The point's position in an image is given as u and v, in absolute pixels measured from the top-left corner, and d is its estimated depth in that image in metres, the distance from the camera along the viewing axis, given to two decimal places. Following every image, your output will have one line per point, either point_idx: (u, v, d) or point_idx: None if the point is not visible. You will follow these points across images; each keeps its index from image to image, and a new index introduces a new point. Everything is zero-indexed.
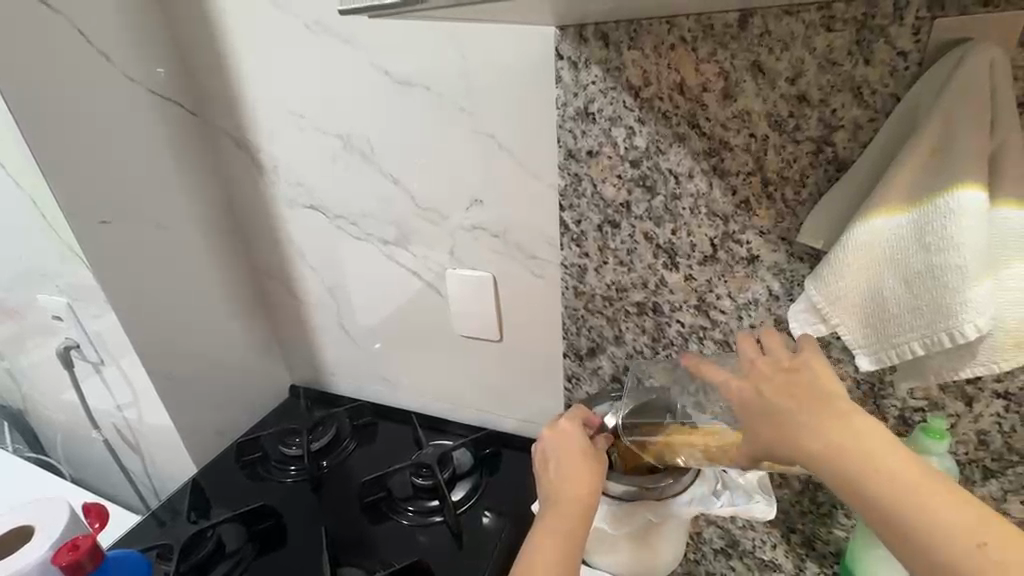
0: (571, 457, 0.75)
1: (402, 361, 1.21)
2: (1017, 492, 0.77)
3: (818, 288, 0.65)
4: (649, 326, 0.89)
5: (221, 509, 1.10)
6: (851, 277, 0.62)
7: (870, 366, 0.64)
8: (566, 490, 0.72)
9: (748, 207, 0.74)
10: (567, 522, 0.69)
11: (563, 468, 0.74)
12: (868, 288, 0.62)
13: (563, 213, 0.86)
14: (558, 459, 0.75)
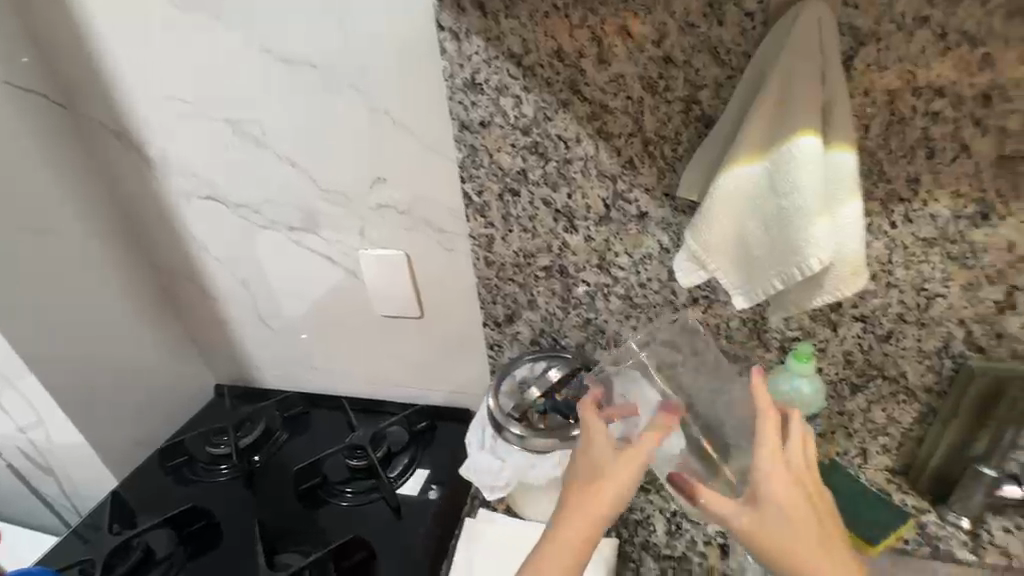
0: (594, 465, 0.66)
1: (327, 347, 1.20)
2: (878, 401, 0.89)
3: (693, 238, 0.71)
4: (558, 288, 0.94)
5: (148, 517, 1.07)
6: (719, 224, 0.68)
7: (745, 303, 0.71)
8: (578, 503, 0.64)
9: (633, 166, 0.78)
10: (573, 536, 0.62)
11: (582, 475, 0.66)
12: (733, 232, 0.69)
13: (464, 186, 0.88)
14: (581, 467, 0.67)
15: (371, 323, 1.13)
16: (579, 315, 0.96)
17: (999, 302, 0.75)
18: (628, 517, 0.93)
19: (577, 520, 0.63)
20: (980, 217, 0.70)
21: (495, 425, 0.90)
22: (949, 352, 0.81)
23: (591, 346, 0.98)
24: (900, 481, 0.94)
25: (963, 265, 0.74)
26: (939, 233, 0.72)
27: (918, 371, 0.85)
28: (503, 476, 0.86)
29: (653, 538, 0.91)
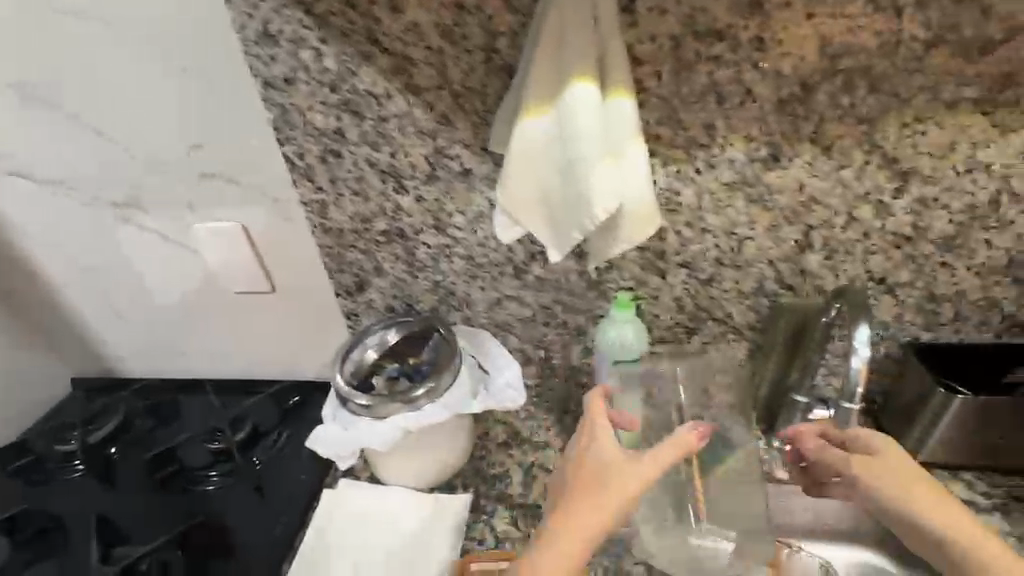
0: (597, 465, 0.63)
1: (178, 332, 1.12)
2: (713, 342, 0.93)
3: (501, 194, 0.69)
4: (401, 252, 0.92)
5: None
6: (520, 179, 0.67)
7: (558, 257, 0.71)
8: (573, 499, 0.61)
9: (448, 121, 0.76)
10: (573, 532, 0.58)
11: (581, 471, 0.63)
12: (537, 188, 0.68)
13: (283, 148, 0.83)
14: (584, 463, 0.64)
15: (221, 302, 1.06)
16: (428, 279, 0.95)
17: (798, 242, 0.80)
18: (486, 473, 0.96)
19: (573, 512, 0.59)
20: (772, 160, 0.73)
21: (339, 398, 0.87)
22: (764, 292, 0.86)
23: (444, 309, 0.98)
24: None
25: (765, 207, 0.77)
26: (739, 178, 0.75)
27: (742, 311, 0.89)
28: (346, 445, 0.85)
29: (507, 490, 0.93)
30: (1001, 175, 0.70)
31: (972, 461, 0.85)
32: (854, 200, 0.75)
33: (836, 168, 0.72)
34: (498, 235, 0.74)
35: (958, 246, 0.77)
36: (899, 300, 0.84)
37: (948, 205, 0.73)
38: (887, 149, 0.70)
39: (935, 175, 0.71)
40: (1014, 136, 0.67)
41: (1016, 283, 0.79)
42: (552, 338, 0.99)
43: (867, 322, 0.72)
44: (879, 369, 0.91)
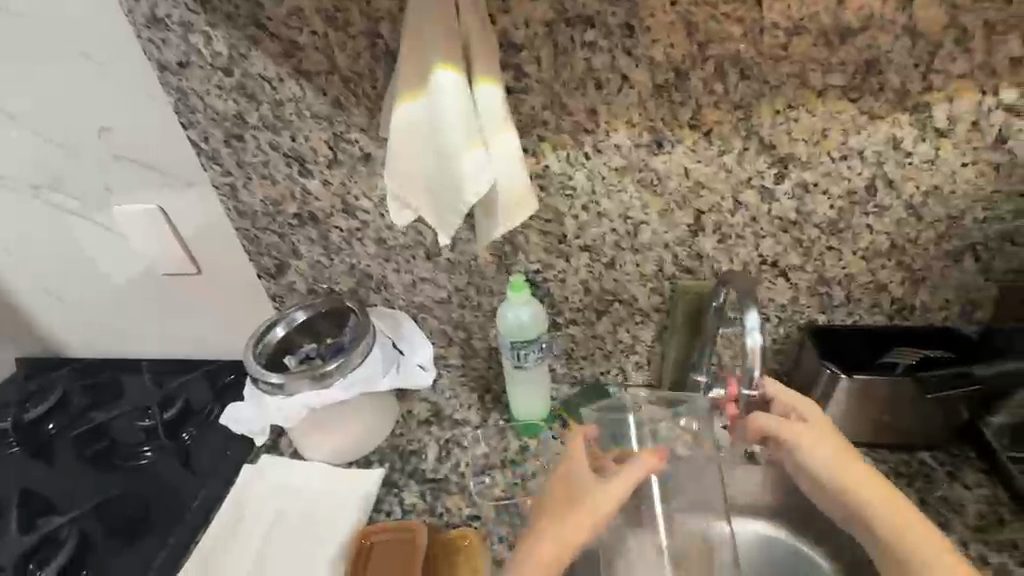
0: (572, 486, 0.66)
1: (107, 314, 1.13)
2: (622, 323, 0.95)
3: (387, 179, 0.70)
4: (315, 235, 0.93)
5: None
6: (403, 165, 0.68)
7: (447, 241, 0.73)
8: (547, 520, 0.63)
9: (342, 106, 0.77)
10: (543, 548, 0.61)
11: (557, 494, 0.66)
12: (423, 173, 0.69)
13: (187, 132, 0.84)
14: (561, 484, 0.67)
15: (149, 284, 1.08)
16: (344, 261, 0.96)
17: (691, 226, 0.82)
18: (403, 449, 0.98)
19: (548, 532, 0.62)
20: (656, 146, 0.75)
21: (250, 378, 0.89)
22: (664, 275, 0.88)
23: (363, 291, 0.99)
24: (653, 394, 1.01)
25: (655, 191, 0.79)
26: (627, 162, 0.77)
27: (646, 293, 0.91)
28: (257, 420, 0.89)
29: (421, 466, 0.96)
30: (873, 162, 0.73)
31: (865, 438, 0.87)
32: (737, 184, 0.77)
33: (716, 154, 0.74)
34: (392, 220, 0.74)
35: (841, 230, 0.79)
36: (792, 283, 0.85)
37: (827, 190, 0.76)
38: (763, 134, 0.72)
39: (811, 161, 0.73)
40: (882, 124, 0.70)
41: (901, 266, 0.81)
42: (471, 321, 1.00)
43: (755, 308, 0.68)
44: (783, 351, 0.91)
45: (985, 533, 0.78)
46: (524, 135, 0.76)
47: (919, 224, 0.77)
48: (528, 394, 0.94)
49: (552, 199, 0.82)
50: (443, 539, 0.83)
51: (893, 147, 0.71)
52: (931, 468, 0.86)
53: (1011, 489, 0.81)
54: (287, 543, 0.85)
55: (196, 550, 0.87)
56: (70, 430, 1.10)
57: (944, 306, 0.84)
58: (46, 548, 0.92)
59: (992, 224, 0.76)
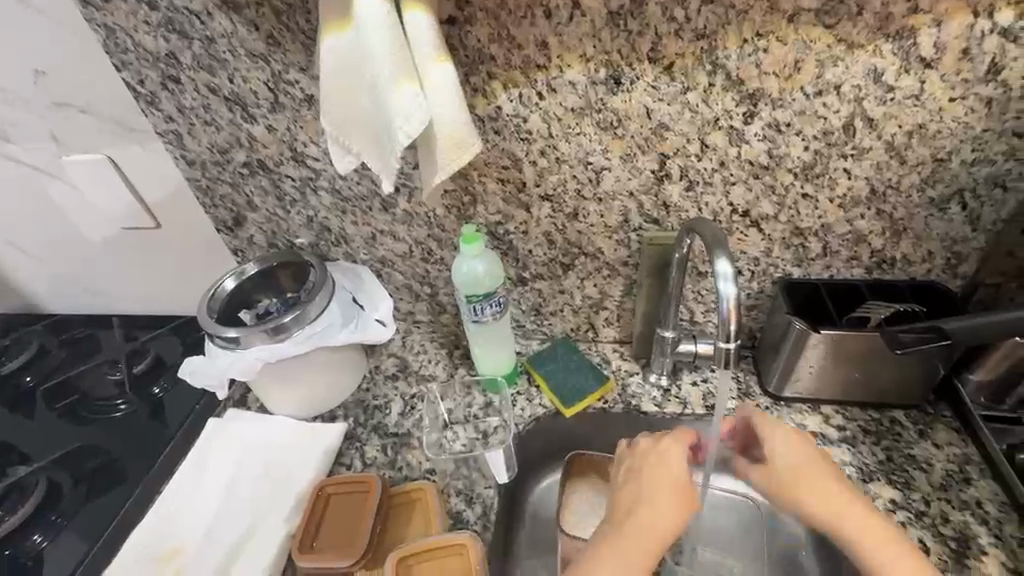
0: (669, 485, 0.69)
1: (77, 269, 1.13)
2: (589, 278, 0.90)
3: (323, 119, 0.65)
4: (268, 186, 0.89)
5: None
6: (336, 103, 0.63)
7: (390, 188, 0.67)
8: (649, 519, 0.66)
9: (277, 42, 0.73)
10: (635, 527, 0.66)
11: (658, 503, 0.68)
12: (358, 112, 0.64)
13: (122, 74, 0.80)
14: (663, 495, 0.68)
15: (110, 236, 1.06)
16: (300, 213, 0.92)
17: (656, 172, 0.76)
18: (368, 403, 0.97)
19: (647, 523, 0.66)
20: (614, 83, 0.69)
21: (206, 334, 0.87)
22: (630, 226, 0.83)
23: (323, 245, 0.96)
24: (625, 351, 0.98)
25: (616, 134, 0.73)
26: (583, 102, 0.71)
27: (612, 246, 0.86)
28: (212, 377, 0.86)
29: (385, 420, 0.95)
30: (852, 99, 0.67)
31: (833, 395, 0.85)
32: (704, 126, 0.71)
33: (679, 91, 0.69)
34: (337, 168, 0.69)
35: (817, 175, 0.73)
36: (766, 235, 0.79)
37: (801, 131, 0.70)
38: (730, 68, 0.66)
39: (783, 99, 0.68)
40: (861, 54, 0.64)
41: (880, 216, 0.76)
42: (435, 275, 0.97)
43: (727, 255, 0.63)
44: (756, 306, 0.87)
45: (948, 491, 0.76)
46: (471, 72, 0.71)
47: (902, 168, 0.71)
48: (490, 351, 0.92)
49: (508, 144, 0.77)
50: (397, 493, 0.83)
51: (873, 81, 0.65)
52: (901, 427, 0.83)
53: (984, 448, 0.78)
54: (248, 492, 0.86)
55: (159, 498, 0.89)
56: (43, 383, 1.11)
57: (926, 259, 0.79)
58: (15, 494, 0.94)
59: (981, 167, 0.70)
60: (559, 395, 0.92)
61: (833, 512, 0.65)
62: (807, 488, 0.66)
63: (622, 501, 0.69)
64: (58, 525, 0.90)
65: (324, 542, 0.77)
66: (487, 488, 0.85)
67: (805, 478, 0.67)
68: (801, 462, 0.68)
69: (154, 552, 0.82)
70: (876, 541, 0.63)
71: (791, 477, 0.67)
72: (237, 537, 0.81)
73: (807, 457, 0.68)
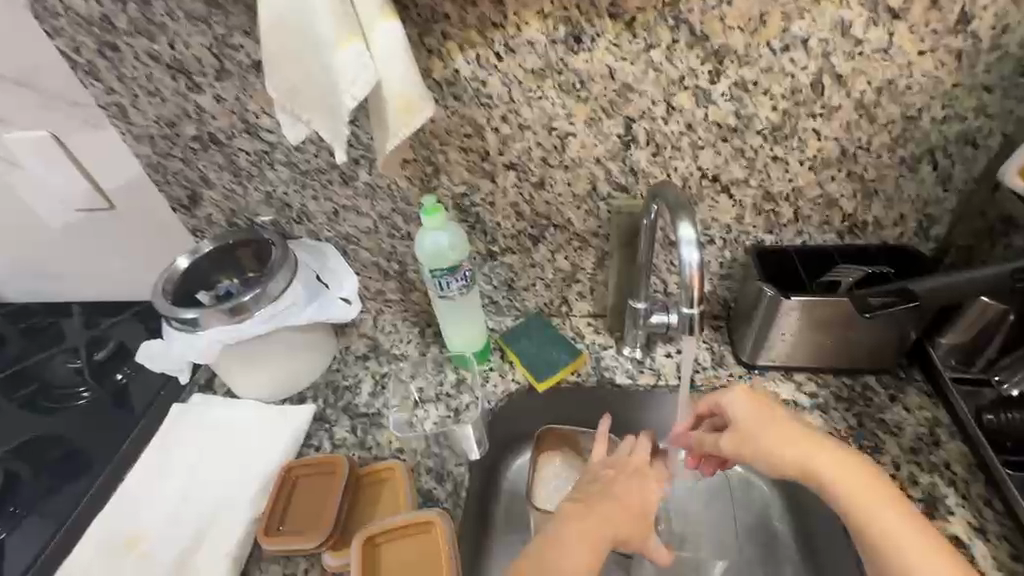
0: (638, 490, 0.70)
1: (30, 255, 1.08)
2: (560, 250, 0.88)
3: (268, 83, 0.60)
4: (222, 161, 0.85)
5: None
6: (280, 64, 0.58)
7: (344, 156, 0.64)
8: (613, 510, 0.67)
9: (218, 3, 0.69)
10: (600, 510, 0.67)
11: (627, 497, 0.69)
12: (300, 71, 0.59)
13: (55, 42, 0.76)
14: (631, 493, 0.70)
15: (61, 218, 1.02)
16: (258, 189, 0.88)
17: (622, 136, 0.73)
18: (338, 384, 0.95)
19: (614, 515, 0.67)
20: (574, 42, 0.66)
21: (161, 317, 0.83)
22: (599, 195, 0.80)
23: (284, 222, 0.92)
24: (599, 324, 0.97)
25: (579, 97, 0.71)
26: (544, 63, 0.68)
27: (581, 216, 0.83)
28: (170, 361, 0.83)
29: (355, 401, 0.93)
30: (819, 54, 0.64)
31: (805, 363, 0.84)
32: (669, 86, 0.68)
33: (643, 49, 0.66)
34: (286, 136, 0.65)
35: (786, 137, 0.71)
36: (736, 201, 0.77)
37: (769, 89, 0.67)
38: (694, 23, 0.64)
39: (749, 55, 0.65)
40: (827, 6, 0.61)
41: (851, 178, 0.74)
42: (402, 251, 0.94)
43: (691, 220, 0.61)
44: (728, 275, 0.86)
45: (917, 454, 0.76)
46: (425, 33, 0.67)
47: (872, 126, 0.69)
48: (460, 328, 0.90)
49: (468, 110, 0.73)
50: (366, 473, 0.81)
51: (841, 35, 0.63)
52: (873, 392, 0.83)
53: (953, 411, 0.78)
54: (213, 478, 0.84)
55: (122, 485, 0.86)
56: (1, 373, 1.07)
57: (898, 222, 0.77)
58: None
59: (952, 124, 0.68)
60: (534, 368, 0.90)
61: (801, 458, 0.65)
62: (776, 438, 0.66)
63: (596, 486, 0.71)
64: (17, 516, 0.88)
65: (290, 526, 0.75)
66: (458, 466, 0.84)
67: (775, 430, 0.66)
68: (763, 414, 0.68)
69: (115, 539, 0.80)
70: (848, 482, 0.62)
71: (775, 431, 0.66)
72: (200, 523, 0.79)
73: (762, 410, 0.68)
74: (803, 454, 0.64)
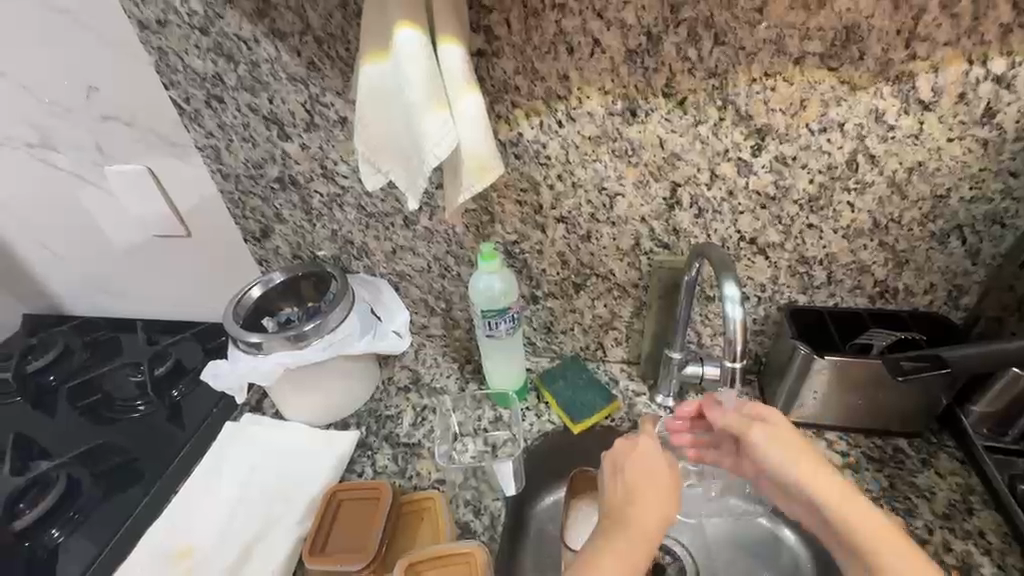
0: (660, 475, 0.66)
1: (106, 274, 1.18)
2: (600, 297, 0.93)
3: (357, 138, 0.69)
4: (297, 200, 0.94)
5: None
6: (370, 124, 0.67)
7: (416, 204, 0.71)
8: (655, 510, 0.64)
9: (317, 67, 0.79)
10: (645, 522, 0.62)
11: (648, 495, 0.65)
12: (389, 133, 0.67)
13: (170, 93, 0.87)
14: (651, 501, 0.64)
15: (139, 241, 1.11)
16: (325, 227, 0.97)
17: (667, 198, 0.80)
18: (380, 414, 0.99)
19: (653, 508, 0.64)
20: (630, 114, 0.74)
21: (230, 339, 0.90)
22: (641, 250, 0.86)
23: (345, 257, 1.00)
24: (632, 371, 1.00)
25: (629, 162, 0.78)
26: (600, 131, 0.76)
27: (623, 268, 0.89)
28: (232, 380, 0.89)
29: (396, 430, 0.97)
30: (854, 136, 0.71)
31: (837, 422, 0.86)
32: (714, 157, 0.75)
33: (691, 124, 0.73)
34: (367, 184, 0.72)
35: (821, 207, 0.77)
36: (772, 262, 0.82)
37: (806, 164, 0.74)
38: (740, 104, 0.71)
39: (789, 134, 0.72)
40: (863, 96, 0.68)
41: (883, 247, 0.79)
42: (451, 291, 1.00)
43: (735, 280, 0.66)
44: (761, 331, 0.90)
45: (951, 520, 0.77)
46: (496, 101, 0.76)
47: (903, 202, 0.75)
48: (499, 367, 0.95)
49: (527, 168, 0.81)
50: (407, 501, 0.85)
51: (875, 120, 0.69)
52: (905, 455, 0.84)
53: (987, 479, 0.79)
54: (260, 495, 0.89)
55: (175, 497, 0.91)
56: (65, 382, 1.14)
57: (928, 291, 0.81)
58: (34, 489, 0.96)
59: (979, 204, 0.74)
60: (571, 410, 0.94)
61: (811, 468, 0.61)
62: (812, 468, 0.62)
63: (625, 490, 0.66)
64: (74, 520, 0.92)
65: (334, 547, 0.79)
66: (494, 500, 0.87)
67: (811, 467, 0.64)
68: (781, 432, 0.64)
69: (165, 552, 0.84)
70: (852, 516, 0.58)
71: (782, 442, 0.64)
72: (247, 538, 0.83)
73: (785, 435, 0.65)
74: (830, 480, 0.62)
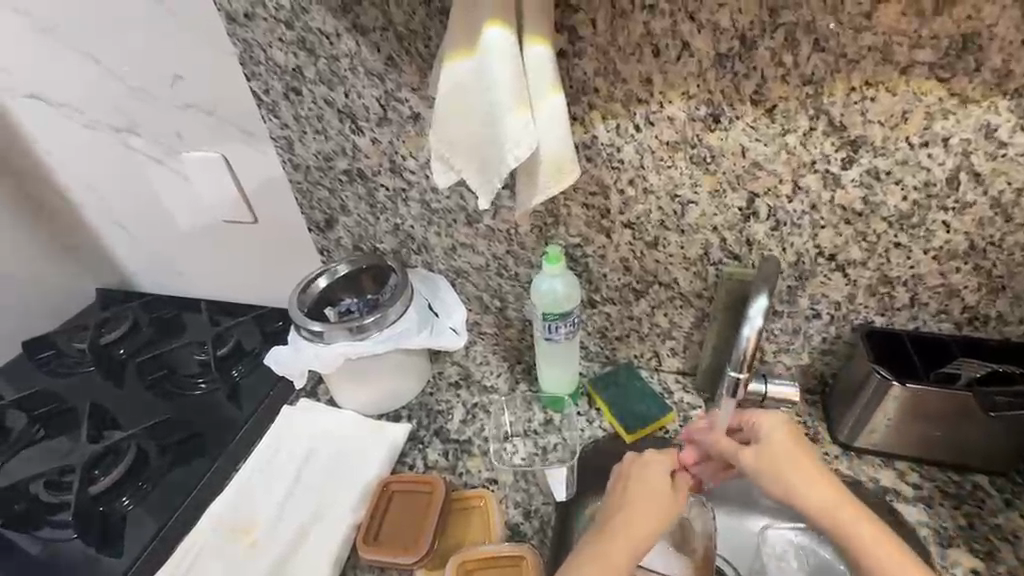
0: (661, 486, 0.70)
1: (175, 254, 1.23)
2: (660, 306, 0.91)
3: (434, 135, 0.68)
4: (363, 193, 0.95)
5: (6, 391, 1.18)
6: (450, 121, 0.66)
7: (487, 203, 0.70)
8: (653, 514, 0.68)
9: (396, 63, 0.79)
10: (641, 526, 0.67)
11: (649, 502, 0.69)
12: (467, 133, 0.67)
13: (251, 84, 0.89)
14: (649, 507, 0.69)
15: (208, 225, 1.15)
16: (388, 221, 0.98)
17: (743, 209, 0.77)
18: (431, 408, 1.00)
19: (649, 516, 0.68)
20: (713, 121, 0.71)
21: (294, 326, 0.93)
22: (710, 260, 0.83)
23: (405, 251, 1.01)
24: (688, 383, 0.98)
25: (708, 169, 0.75)
26: (680, 137, 0.74)
27: (688, 278, 0.86)
28: (294, 366, 0.91)
29: (446, 425, 0.97)
30: (958, 152, 0.66)
31: (910, 452, 0.81)
32: (799, 167, 0.72)
33: (779, 133, 0.70)
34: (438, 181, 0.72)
35: (913, 226, 0.72)
36: (851, 280, 0.78)
37: (901, 180, 0.70)
38: (834, 114, 0.67)
39: (886, 147, 0.68)
40: (974, 109, 0.64)
41: (978, 271, 0.74)
42: (507, 290, 0.99)
43: (766, 292, 0.63)
44: (832, 351, 0.86)
45: None
46: (574, 102, 0.74)
47: (1006, 225, 0.70)
48: (554, 370, 0.95)
49: (598, 171, 0.79)
50: (456, 499, 0.85)
51: (985, 136, 0.65)
52: (985, 493, 0.79)
53: None
54: (316, 480, 0.91)
55: (237, 473, 0.95)
56: (134, 356, 1.19)
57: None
58: (108, 457, 1.00)
59: None
60: (627, 420, 0.92)
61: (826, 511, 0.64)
62: (820, 499, 0.64)
63: (627, 496, 0.70)
64: (143, 490, 0.96)
65: (387, 540, 0.80)
66: (545, 504, 0.86)
67: (790, 464, 0.66)
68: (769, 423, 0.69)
69: (227, 529, 0.88)
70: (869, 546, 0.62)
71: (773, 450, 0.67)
72: (304, 521, 0.86)
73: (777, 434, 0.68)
74: (816, 497, 0.64)
